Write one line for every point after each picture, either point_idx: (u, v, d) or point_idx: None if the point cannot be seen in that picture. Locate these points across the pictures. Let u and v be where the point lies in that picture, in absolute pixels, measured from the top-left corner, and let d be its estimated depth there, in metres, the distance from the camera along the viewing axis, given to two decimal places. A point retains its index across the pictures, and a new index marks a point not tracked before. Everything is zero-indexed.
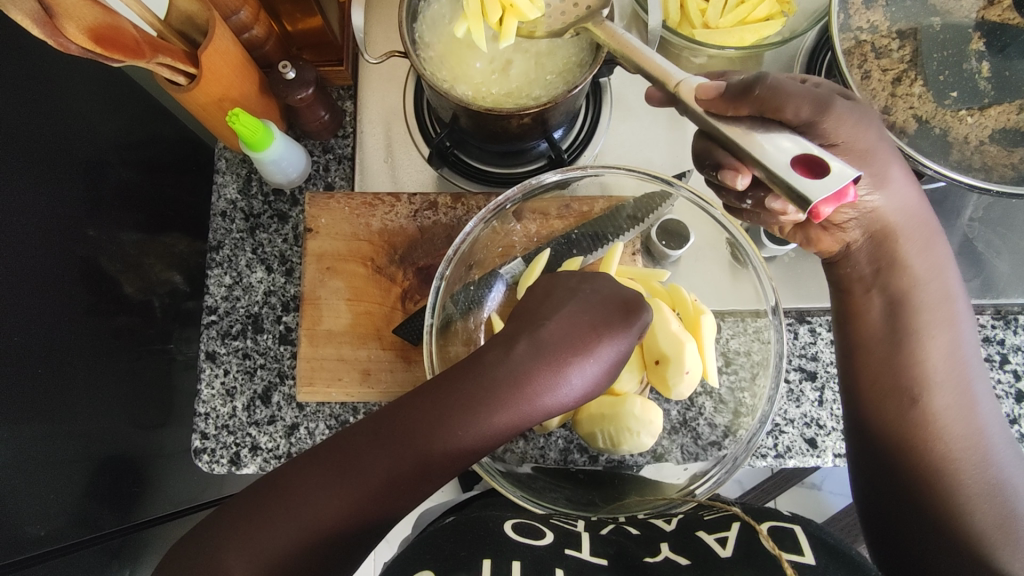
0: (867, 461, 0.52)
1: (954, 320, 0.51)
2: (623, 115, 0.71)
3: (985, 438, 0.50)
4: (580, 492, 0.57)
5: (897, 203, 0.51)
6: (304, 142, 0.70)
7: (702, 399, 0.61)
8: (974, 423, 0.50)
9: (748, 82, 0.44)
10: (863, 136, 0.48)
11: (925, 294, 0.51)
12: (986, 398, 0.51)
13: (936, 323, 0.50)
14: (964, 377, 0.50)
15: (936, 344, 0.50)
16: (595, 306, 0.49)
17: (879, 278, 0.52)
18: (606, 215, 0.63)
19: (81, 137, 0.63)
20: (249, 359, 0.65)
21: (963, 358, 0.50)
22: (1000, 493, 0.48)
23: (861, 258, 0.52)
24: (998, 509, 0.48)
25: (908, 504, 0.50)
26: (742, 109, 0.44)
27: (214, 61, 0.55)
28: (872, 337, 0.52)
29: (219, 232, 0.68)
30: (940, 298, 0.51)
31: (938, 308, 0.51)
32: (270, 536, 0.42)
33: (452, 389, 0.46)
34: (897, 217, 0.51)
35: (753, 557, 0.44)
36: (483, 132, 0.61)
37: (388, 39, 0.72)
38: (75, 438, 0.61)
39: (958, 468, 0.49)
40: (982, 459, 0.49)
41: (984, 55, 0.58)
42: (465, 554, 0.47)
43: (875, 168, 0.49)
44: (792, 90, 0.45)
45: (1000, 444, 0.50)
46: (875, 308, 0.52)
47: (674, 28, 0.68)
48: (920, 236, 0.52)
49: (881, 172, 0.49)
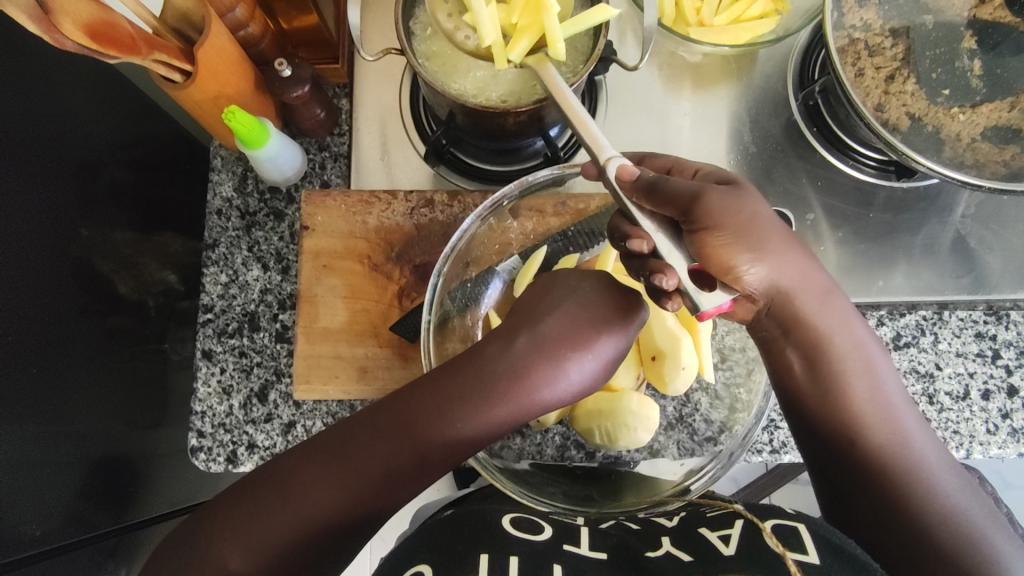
0: (827, 491, 0.50)
1: (871, 363, 0.49)
2: (617, 113, 0.72)
3: (927, 468, 0.47)
4: (575, 487, 0.58)
5: (792, 268, 0.48)
6: (300, 140, 0.70)
7: (698, 395, 0.61)
8: (915, 457, 0.47)
9: (654, 182, 0.46)
10: (739, 211, 0.46)
11: (837, 346, 0.49)
12: (915, 427, 0.49)
13: (855, 369, 0.49)
14: (892, 414, 0.48)
15: (861, 389, 0.48)
16: (593, 304, 0.50)
17: (790, 338, 0.50)
18: (603, 212, 0.62)
19: (75, 136, 0.62)
20: (246, 357, 0.65)
21: (885, 397, 0.49)
22: (959, 522, 0.45)
23: (769, 320, 0.50)
24: (957, 533, 0.45)
25: (874, 530, 0.47)
26: (646, 202, 0.46)
27: (210, 58, 0.55)
28: (800, 388, 0.50)
29: (215, 230, 0.68)
30: (852, 345, 0.49)
31: (851, 355, 0.49)
32: (267, 527, 0.42)
33: (450, 383, 0.46)
34: (793, 280, 0.48)
35: (755, 556, 0.44)
36: (480, 129, 0.61)
37: (384, 37, 0.72)
38: (69, 437, 0.61)
39: (915, 502, 0.46)
40: (933, 489, 0.46)
41: (976, 52, 0.59)
42: (462, 548, 0.47)
43: (755, 235, 0.46)
44: (680, 189, 0.45)
45: (944, 473, 0.47)
46: (795, 365, 0.50)
47: (669, 26, 0.68)
48: (818, 293, 0.49)
49: (760, 240, 0.46)
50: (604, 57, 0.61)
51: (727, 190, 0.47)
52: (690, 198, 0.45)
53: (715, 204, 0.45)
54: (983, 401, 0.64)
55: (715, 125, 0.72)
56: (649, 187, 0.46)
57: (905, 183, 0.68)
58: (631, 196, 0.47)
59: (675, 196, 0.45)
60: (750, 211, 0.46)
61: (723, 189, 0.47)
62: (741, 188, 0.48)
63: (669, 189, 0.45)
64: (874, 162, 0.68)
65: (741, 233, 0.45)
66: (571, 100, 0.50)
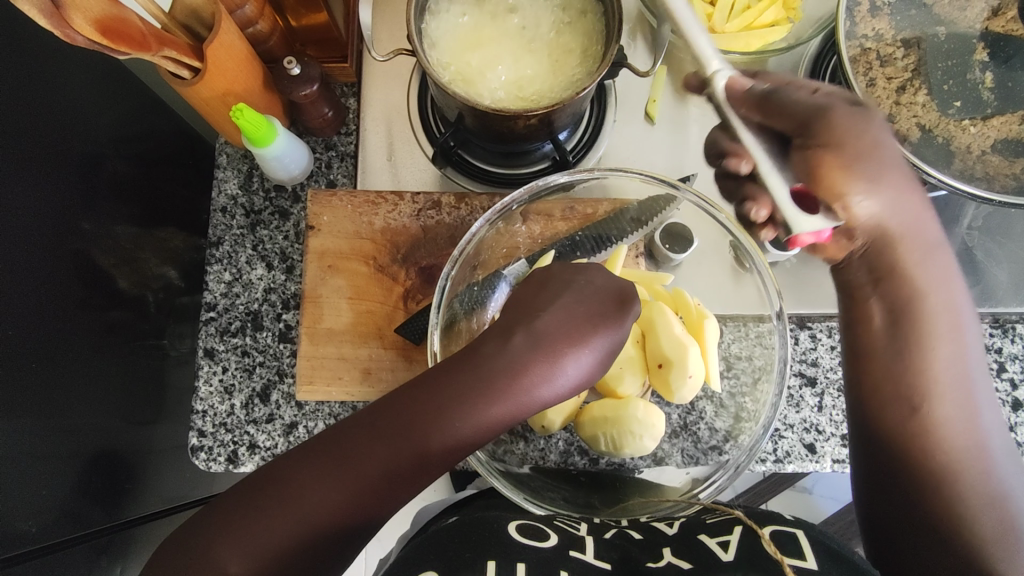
0: (871, 458, 0.53)
1: (962, 331, 0.52)
2: (628, 116, 0.72)
3: (986, 448, 0.50)
4: (576, 493, 0.57)
5: (896, 210, 0.53)
6: (306, 139, 0.70)
7: (702, 404, 0.61)
8: (977, 432, 0.50)
9: (766, 93, 0.54)
10: (868, 136, 0.52)
11: (926, 305, 0.52)
12: (986, 402, 0.51)
13: (945, 334, 0.51)
14: (969, 386, 0.50)
15: (948, 350, 0.51)
16: (591, 300, 0.49)
17: (879, 287, 0.54)
18: (610, 218, 0.63)
19: (77, 128, 0.62)
20: (248, 356, 0.64)
21: (965, 370, 0.51)
22: (1001, 507, 0.49)
23: (861, 266, 0.55)
24: (997, 517, 0.48)
25: (911, 500, 0.50)
26: (752, 109, 0.54)
27: (219, 55, 0.55)
28: (877, 344, 0.54)
29: (219, 228, 0.67)
30: (946, 309, 0.52)
31: (943, 319, 0.52)
32: (268, 530, 0.42)
33: (448, 380, 0.46)
34: (898, 224, 0.53)
35: (753, 560, 0.44)
36: (489, 132, 0.61)
37: (394, 37, 0.72)
38: (67, 432, 0.60)
39: (961, 480, 0.49)
40: (983, 466, 0.49)
41: (988, 65, 0.59)
42: (471, 555, 0.47)
43: (879, 165, 0.52)
44: (797, 106, 0.53)
45: (1001, 455, 0.50)
46: (877, 315, 0.54)
47: (680, 32, 0.68)
48: (922, 246, 0.53)
49: (884, 172, 0.52)
50: (616, 61, 0.59)
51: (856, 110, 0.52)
52: (815, 113, 0.52)
53: (845, 125, 0.52)
54: None
55: None
56: (761, 98, 0.54)
57: None
58: (738, 107, 0.55)
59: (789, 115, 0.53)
60: (880, 135, 0.52)
61: (853, 110, 0.53)
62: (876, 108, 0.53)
63: (782, 104, 0.54)
64: None
65: (866, 160, 0.52)
66: (681, 12, 0.55)
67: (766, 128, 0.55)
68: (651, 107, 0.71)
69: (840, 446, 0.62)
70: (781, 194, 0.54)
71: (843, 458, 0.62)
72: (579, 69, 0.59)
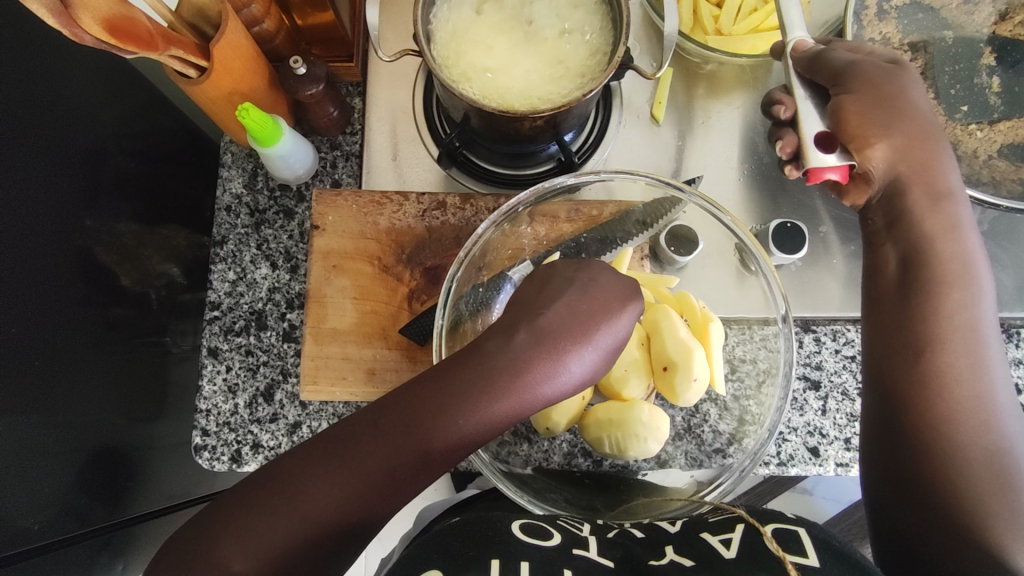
0: (874, 411, 0.52)
1: (976, 279, 0.50)
2: (633, 119, 0.71)
3: (992, 402, 0.48)
4: (580, 495, 0.58)
5: (910, 156, 0.53)
6: (311, 138, 0.70)
7: (707, 406, 0.61)
8: (984, 383, 0.48)
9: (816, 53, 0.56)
10: (887, 86, 0.54)
11: (939, 251, 0.51)
12: (999, 359, 0.49)
13: (954, 280, 0.50)
14: (976, 333, 0.49)
15: (959, 297, 0.49)
16: (593, 297, 0.49)
17: (892, 232, 0.54)
18: (615, 220, 0.63)
19: (80, 125, 0.62)
20: (252, 356, 0.64)
21: (975, 319, 0.49)
22: (999, 461, 0.46)
23: (879, 211, 0.56)
24: (993, 473, 0.46)
25: (907, 451, 0.49)
26: (801, 64, 0.57)
27: (226, 54, 0.55)
28: (886, 289, 0.53)
29: (224, 227, 0.67)
30: (956, 256, 0.51)
31: (955, 265, 0.50)
32: (272, 528, 0.41)
33: (451, 377, 0.45)
34: (913, 169, 0.53)
35: (756, 557, 0.44)
36: (495, 133, 0.60)
37: (400, 37, 0.72)
38: (68, 428, 0.60)
39: (957, 431, 0.47)
40: (989, 419, 0.47)
41: (995, 69, 0.59)
42: (474, 553, 0.46)
43: (892, 113, 0.53)
44: (837, 59, 0.55)
45: (1010, 414, 0.48)
46: (890, 260, 0.54)
47: (687, 34, 0.68)
48: (939, 195, 0.53)
49: (897, 120, 0.53)
50: (623, 64, 0.59)
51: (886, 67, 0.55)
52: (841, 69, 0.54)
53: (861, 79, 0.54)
54: None
55: (728, 136, 0.71)
56: (811, 58, 0.56)
57: None
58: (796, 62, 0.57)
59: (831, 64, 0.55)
60: (907, 85, 0.55)
61: (884, 69, 0.55)
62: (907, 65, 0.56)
63: (830, 60, 0.55)
64: None
65: (880, 110, 0.53)
66: None
67: (812, 83, 0.57)
68: (656, 109, 0.71)
69: (844, 450, 0.62)
70: (811, 128, 0.55)
71: (846, 461, 0.62)
72: (586, 73, 0.59)
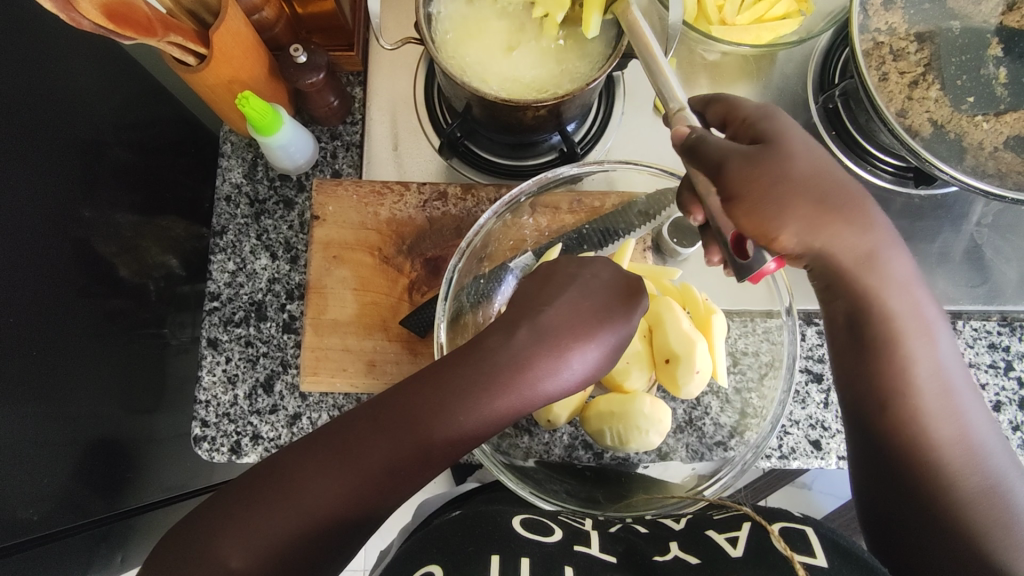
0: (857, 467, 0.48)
1: (930, 323, 0.45)
2: (636, 108, 0.70)
3: (972, 447, 0.44)
4: (581, 486, 0.57)
5: (847, 232, 0.44)
6: (311, 128, 0.69)
7: (708, 399, 0.61)
8: (961, 423, 0.44)
9: (699, 142, 0.43)
10: (771, 171, 0.43)
11: (894, 301, 0.45)
12: (970, 398, 0.45)
13: (914, 334, 0.45)
14: (942, 385, 0.44)
15: (923, 351, 0.44)
16: (596, 293, 0.49)
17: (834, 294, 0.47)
18: (618, 211, 0.62)
19: (77, 114, 0.61)
20: (252, 347, 0.64)
21: (940, 369, 0.45)
22: (992, 506, 0.43)
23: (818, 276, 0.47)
24: (989, 519, 0.42)
25: (901, 506, 0.45)
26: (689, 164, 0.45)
27: (226, 41, 0.54)
28: (841, 347, 0.48)
29: (223, 217, 0.67)
30: (909, 307, 0.45)
31: (908, 315, 0.45)
32: (272, 524, 0.41)
33: (451, 373, 0.45)
34: (847, 243, 0.44)
35: (764, 557, 0.43)
36: (497, 122, 0.60)
37: (401, 26, 0.71)
38: (66, 419, 0.60)
39: (943, 486, 0.43)
40: (975, 461, 0.44)
41: (1002, 60, 0.58)
42: (473, 549, 0.46)
43: (787, 196, 0.43)
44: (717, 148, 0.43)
45: (993, 452, 0.44)
46: (840, 321, 0.47)
47: (691, 24, 0.67)
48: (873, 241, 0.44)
49: (797, 199, 0.43)
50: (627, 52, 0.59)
51: (754, 149, 0.43)
52: (719, 162, 0.42)
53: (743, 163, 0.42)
54: (995, 413, 0.63)
55: None
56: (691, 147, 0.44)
57: (922, 190, 0.67)
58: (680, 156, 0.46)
59: (708, 161, 0.43)
60: (806, 141, 0.44)
61: (756, 150, 0.43)
62: (780, 117, 0.46)
63: (706, 149, 0.43)
64: (891, 168, 0.67)
65: (775, 194, 0.42)
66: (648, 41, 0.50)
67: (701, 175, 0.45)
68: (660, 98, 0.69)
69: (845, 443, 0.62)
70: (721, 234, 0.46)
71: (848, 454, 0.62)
72: (585, 65, 0.58)
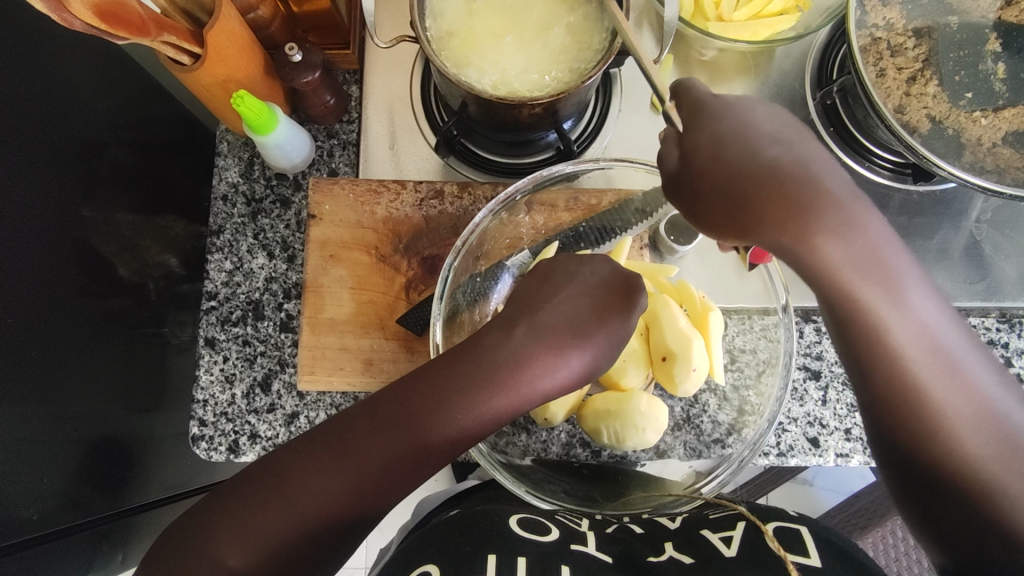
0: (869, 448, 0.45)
1: (901, 288, 0.41)
2: (632, 106, 0.70)
3: (972, 416, 0.40)
4: (579, 485, 0.57)
5: (790, 210, 0.40)
6: (308, 126, 0.69)
7: (706, 396, 0.60)
8: (963, 386, 0.40)
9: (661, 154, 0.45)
10: (711, 182, 0.42)
11: (855, 276, 0.40)
12: (964, 359, 0.41)
13: (886, 305, 0.40)
14: (925, 357, 0.40)
15: (897, 324, 0.40)
16: (593, 293, 0.49)
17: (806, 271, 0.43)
18: (615, 209, 0.62)
19: (75, 114, 0.61)
20: (250, 346, 0.64)
21: (921, 336, 0.40)
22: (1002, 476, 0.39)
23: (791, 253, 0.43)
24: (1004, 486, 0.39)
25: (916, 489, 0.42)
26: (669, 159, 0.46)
27: (220, 41, 0.54)
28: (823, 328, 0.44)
29: (220, 216, 0.67)
30: (874, 277, 0.40)
31: (874, 287, 0.40)
32: (269, 522, 0.41)
33: (449, 370, 0.45)
34: (795, 221, 0.40)
35: (757, 558, 0.44)
36: (493, 120, 0.60)
37: (397, 24, 0.71)
38: (67, 418, 0.60)
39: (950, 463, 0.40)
40: (984, 428, 0.40)
41: (1001, 55, 0.58)
42: (470, 549, 0.46)
43: (726, 207, 0.42)
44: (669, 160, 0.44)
45: (1000, 411, 0.40)
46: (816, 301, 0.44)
47: (688, 20, 0.67)
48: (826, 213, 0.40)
49: (736, 201, 0.42)
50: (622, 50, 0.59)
51: (685, 166, 0.43)
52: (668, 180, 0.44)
53: (681, 186, 0.44)
54: None
55: None
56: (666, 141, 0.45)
57: (920, 186, 0.67)
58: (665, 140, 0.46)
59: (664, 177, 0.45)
60: (714, 136, 0.42)
61: (689, 162, 0.43)
62: (705, 106, 0.43)
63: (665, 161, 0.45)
64: (890, 166, 0.67)
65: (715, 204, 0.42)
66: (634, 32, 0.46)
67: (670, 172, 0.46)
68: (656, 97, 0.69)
69: (843, 440, 0.62)
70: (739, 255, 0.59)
71: (846, 452, 0.62)
72: (581, 62, 0.58)
